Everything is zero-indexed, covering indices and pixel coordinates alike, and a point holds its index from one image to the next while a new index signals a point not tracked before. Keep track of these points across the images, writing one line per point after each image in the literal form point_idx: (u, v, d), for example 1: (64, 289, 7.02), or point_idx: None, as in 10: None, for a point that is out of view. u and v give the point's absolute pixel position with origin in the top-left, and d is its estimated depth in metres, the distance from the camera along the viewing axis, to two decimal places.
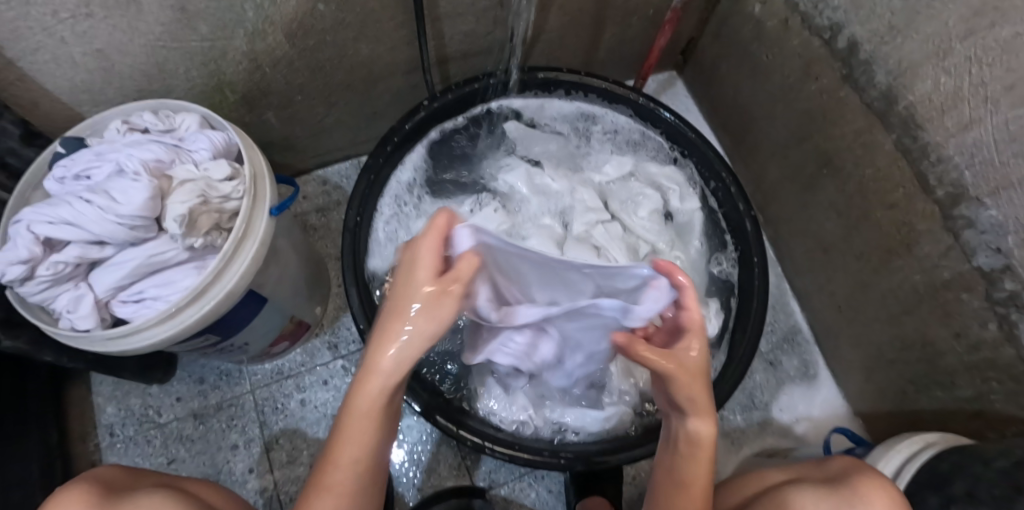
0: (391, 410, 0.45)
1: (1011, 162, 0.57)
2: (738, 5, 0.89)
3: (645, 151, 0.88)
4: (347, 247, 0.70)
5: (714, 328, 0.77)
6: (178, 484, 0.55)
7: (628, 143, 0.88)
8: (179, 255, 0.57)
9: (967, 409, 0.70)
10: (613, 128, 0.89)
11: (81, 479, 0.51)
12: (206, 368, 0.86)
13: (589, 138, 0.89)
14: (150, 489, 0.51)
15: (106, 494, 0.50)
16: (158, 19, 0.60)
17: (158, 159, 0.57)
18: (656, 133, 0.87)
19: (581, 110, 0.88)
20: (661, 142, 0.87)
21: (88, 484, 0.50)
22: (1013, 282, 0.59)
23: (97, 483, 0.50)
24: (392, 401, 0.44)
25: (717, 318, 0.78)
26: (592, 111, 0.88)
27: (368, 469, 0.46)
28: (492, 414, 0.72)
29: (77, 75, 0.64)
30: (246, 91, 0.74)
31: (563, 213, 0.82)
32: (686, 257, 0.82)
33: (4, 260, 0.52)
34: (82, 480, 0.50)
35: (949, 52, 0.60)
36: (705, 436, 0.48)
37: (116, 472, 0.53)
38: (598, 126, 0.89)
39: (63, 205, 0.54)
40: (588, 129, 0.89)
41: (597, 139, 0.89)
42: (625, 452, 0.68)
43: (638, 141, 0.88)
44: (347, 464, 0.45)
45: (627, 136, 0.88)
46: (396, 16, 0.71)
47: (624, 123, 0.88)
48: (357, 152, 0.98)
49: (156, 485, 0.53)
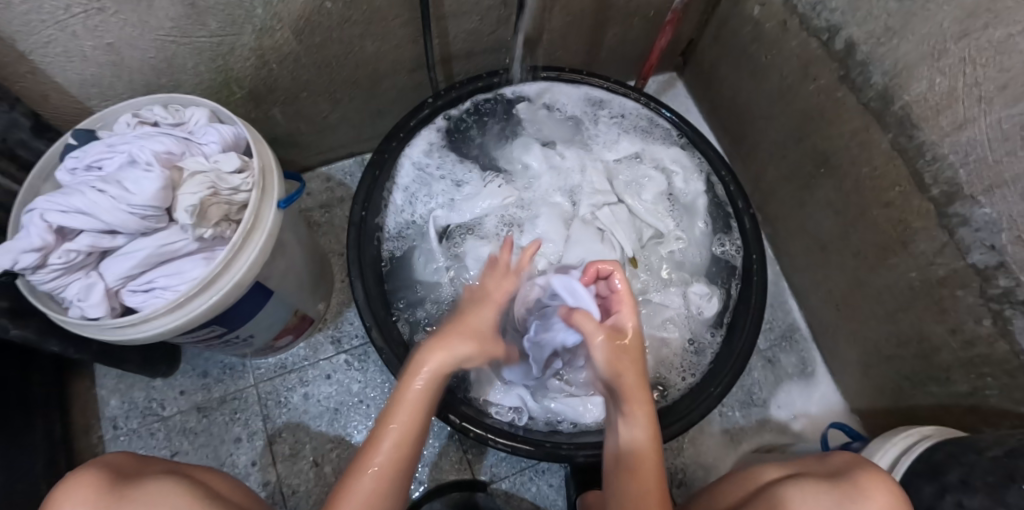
0: (428, 416, 0.54)
1: (1004, 160, 0.58)
2: (737, 7, 0.90)
3: (653, 137, 0.88)
4: (352, 240, 0.72)
5: (713, 308, 0.78)
6: (186, 470, 0.56)
7: (636, 128, 0.88)
8: (189, 245, 0.57)
9: (962, 405, 0.71)
10: (621, 112, 0.88)
11: (92, 465, 0.51)
12: (209, 361, 0.87)
13: (597, 121, 0.89)
14: (158, 474, 0.53)
15: (116, 478, 0.51)
16: (169, 14, 0.62)
17: (168, 151, 0.58)
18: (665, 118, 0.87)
19: (589, 96, 0.88)
20: (668, 128, 0.87)
21: (98, 469, 0.51)
22: (1007, 278, 0.61)
23: (107, 468, 0.51)
24: (429, 405, 0.54)
25: (719, 301, 0.79)
26: (600, 97, 0.88)
27: (399, 468, 0.53)
28: (489, 405, 0.72)
29: (87, 69, 0.65)
30: (253, 86, 0.75)
31: (570, 191, 0.84)
32: (689, 239, 0.83)
33: (16, 249, 0.53)
34: (92, 465, 0.51)
35: (945, 53, 0.62)
36: (640, 411, 0.54)
37: (125, 458, 0.54)
38: (606, 110, 0.88)
39: (76, 194, 0.55)
40: (595, 113, 0.88)
41: (605, 123, 0.88)
42: None
43: (647, 128, 0.88)
44: (383, 455, 0.52)
45: (635, 121, 0.88)
46: (402, 14, 0.73)
47: (633, 108, 0.88)
48: (361, 149, 0.99)
49: (164, 470, 0.54)
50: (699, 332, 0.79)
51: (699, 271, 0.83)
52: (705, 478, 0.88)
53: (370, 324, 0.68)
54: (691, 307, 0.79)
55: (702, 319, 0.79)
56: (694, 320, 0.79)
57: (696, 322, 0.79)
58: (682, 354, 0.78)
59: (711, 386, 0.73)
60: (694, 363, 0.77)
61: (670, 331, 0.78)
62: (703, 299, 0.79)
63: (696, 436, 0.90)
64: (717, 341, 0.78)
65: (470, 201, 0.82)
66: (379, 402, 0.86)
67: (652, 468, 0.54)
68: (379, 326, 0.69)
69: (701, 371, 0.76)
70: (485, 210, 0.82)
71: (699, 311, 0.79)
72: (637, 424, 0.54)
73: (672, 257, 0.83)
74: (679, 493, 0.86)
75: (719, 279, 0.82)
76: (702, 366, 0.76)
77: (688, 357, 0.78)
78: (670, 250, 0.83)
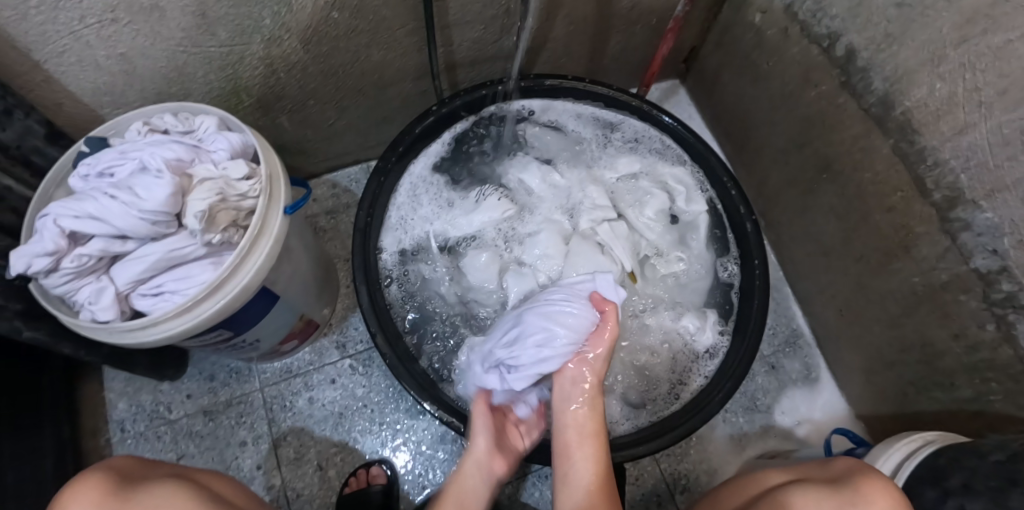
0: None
1: (1004, 165, 0.58)
2: (739, 14, 0.91)
3: (662, 159, 0.89)
4: (358, 245, 0.73)
5: (707, 340, 0.79)
6: (188, 474, 0.57)
7: (646, 151, 0.89)
8: (198, 250, 0.58)
9: (967, 410, 0.71)
10: (632, 136, 0.90)
11: (98, 469, 0.52)
12: (216, 365, 0.88)
13: (608, 144, 0.90)
14: (162, 477, 0.54)
15: (121, 481, 0.52)
16: (180, 24, 0.63)
17: (179, 158, 0.59)
18: (673, 142, 0.88)
19: (597, 117, 0.89)
20: (680, 154, 0.88)
21: (103, 472, 0.52)
22: (1010, 283, 0.61)
23: (113, 472, 0.52)
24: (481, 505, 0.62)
25: (713, 330, 0.79)
26: (612, 120, 0.89)
27: None
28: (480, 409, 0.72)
29: (100, 78, 0.67)
30: (261, 94, 0.77)
31: (571, 208, 0.86)
32: (690, 263, 0.84)
33: (31, 252, 0.54)
34: (100, 468, 0.52)
35: (944, 59, 0.62)
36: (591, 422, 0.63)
37: (130, 461, 0.55)
38: (617, 133, 0.90)
39: (88, 200, 0.56)
40: (607, 136, 0.90)
41: (616, 146, 0.90)
42: (632, 450, 0.69)
43: (660, 150, 0.89)
44: None
45: (648, 144, 0.89)
46: (407, 23, 0.74)
47: (643, 131, 0.89)
48: (367, 156, 1.01)
49: (166, 473, 0.55)
50: (688, 359, 0.79)
51: (700, 295, 0.84)
52: (709, 484, 0.88)
53: (374, 331, 0.69)
54: (686, 334, 0.80)
55: (697, 345, 0.79)
56: (685, 349, 0.80)
57: (686, 350, 0.80)
58: (692, 356, 0.79)
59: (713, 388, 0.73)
60: (701, 364, 0.79)
61: (658, 355, 0.80)
62: (697, 330, 0.79)
63: (700, 442, 0.90)
64: (725, 342, 0.79)
65: (471, 216, 0.83)
66: (383, 407, 0.87)
67: (603, 463, 0.61)
68: (383, 331, 0.69)
69: (709, 376, 0.77)
70: (484, 224, 0.83)
71: (695, 339, 0.79)
72: (586, 404, 0.63)
73: (674, 276, 0.84)
74: (681, 499, 0.87)
75: (716, 301, 0.83)
76: (710, 368, 0.78)
77: (696, 360, 0.79)
78: (668, 271, 0.84)
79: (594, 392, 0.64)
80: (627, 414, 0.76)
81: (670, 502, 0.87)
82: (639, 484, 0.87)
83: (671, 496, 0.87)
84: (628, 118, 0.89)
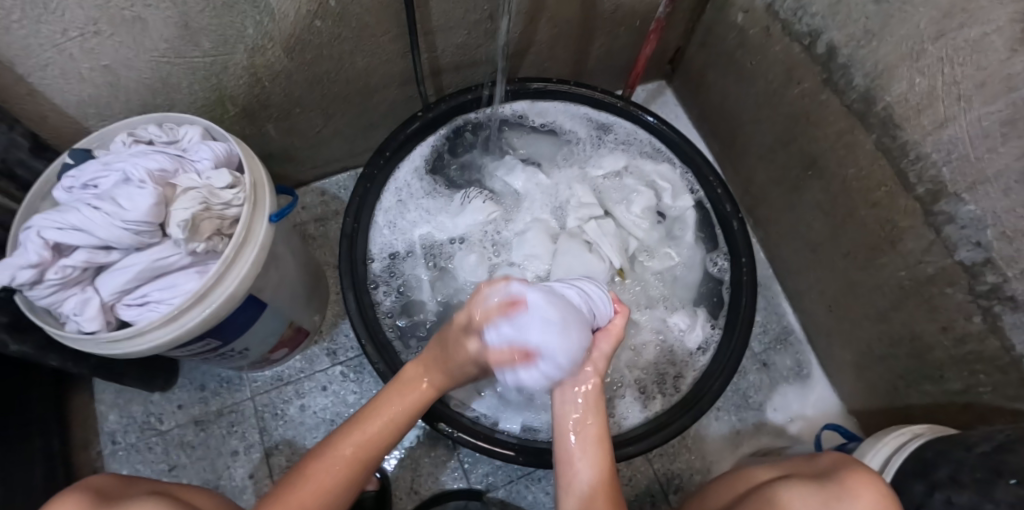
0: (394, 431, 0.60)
1: (985, 157, 0.59)
2: (722, 14, 0.92)
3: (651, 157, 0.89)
4: (344, 256, 0.73)
5: (697, 337, 0.80)
6: (169, 490, 0.56)
7: (638, 153, 0.89)
8: (182, 260, 0.59)
9: (956, 403, 0.71)
10: (624, 139, 0.90)
11: (74, 492, 0.52)
12: (207, 375, 0.88)
13: (600, 145, 0.90)
14: (142, 494, 0.53)
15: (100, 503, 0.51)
16: (162, 35, 0.64)
17: (162, 169, 0.59)
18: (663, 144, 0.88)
19: (591, 118, 0.89)
20: (670, 156, 0.88)
21: (81, 496, 0.51)
22: (994, 275, 0.61)
23: (90, 494, 0.52)
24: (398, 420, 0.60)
25: (703, 330, 0.81)
26: (604, 122, 0.89)
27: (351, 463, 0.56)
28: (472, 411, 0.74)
29: (84, 89, 0.67)
30: (246, 104, 0.77)
31: (558, 206, 0.87)
32: (680, 255, 0.86)
33: (14, 265, 0.54)
34: (76, 493, 0.52)
35: (923, 54, 0.63)
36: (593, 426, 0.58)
37: (109, 479, 0.55)
38: (610, 135, 0.90)
39: (72, 211, 0.57)
40: (599, 137, 0.90)
41: (608, 146, 0.90)
42: (634, 444, 0.70)
43: (650, 153, 0.89)
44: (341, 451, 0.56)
45: (638, 147, 0.89)
46: (390, 30, 0.74)
47: (634, 134, 0.89)
48: (355, 163, 1.01)
49: (147, 490, 0.54)
50: (683, 354, 0.80)
51: (690, 291, 0.85)
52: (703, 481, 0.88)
53: (363, 339, 0.69)
54: (672, 333, 0.81)
55: (689, 342, 0.80)
56: (678, 345, 0.81)
57: (679, 343, 0.81)
58: (687, 351, 0.80)
59: (701, 389, 0.73)
60: (695, 359, 0.79)
61: (645, 351, 0.81)
62: (685, 327, 0.80)
63: (694, 441, 0.90)
64: (716, 338, 0.80)
65: (457, 218, 0.84)
66: None
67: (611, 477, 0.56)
68: (372, 339, 0.70)
69: (701, 371, 0.77)
70: (471, 226, 0.84)
71: (683, 340, 0.80)
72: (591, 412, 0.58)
73: (669, 272, 0.86)
74: (675, 499, 0.86)
75: (706, 296, 0.84)
76: (702, 363, 0.78)
77: (689, 356, 0.80)
78: (661, 267, 0.85)
79: (602, 434, 0.58)
80: (636, 408, 0.77)
81: (664, 500, 0.86)
82: (633, 485, 0.87)
83: (665, 495, 0.87)
84: (619, 120, 0.88)
